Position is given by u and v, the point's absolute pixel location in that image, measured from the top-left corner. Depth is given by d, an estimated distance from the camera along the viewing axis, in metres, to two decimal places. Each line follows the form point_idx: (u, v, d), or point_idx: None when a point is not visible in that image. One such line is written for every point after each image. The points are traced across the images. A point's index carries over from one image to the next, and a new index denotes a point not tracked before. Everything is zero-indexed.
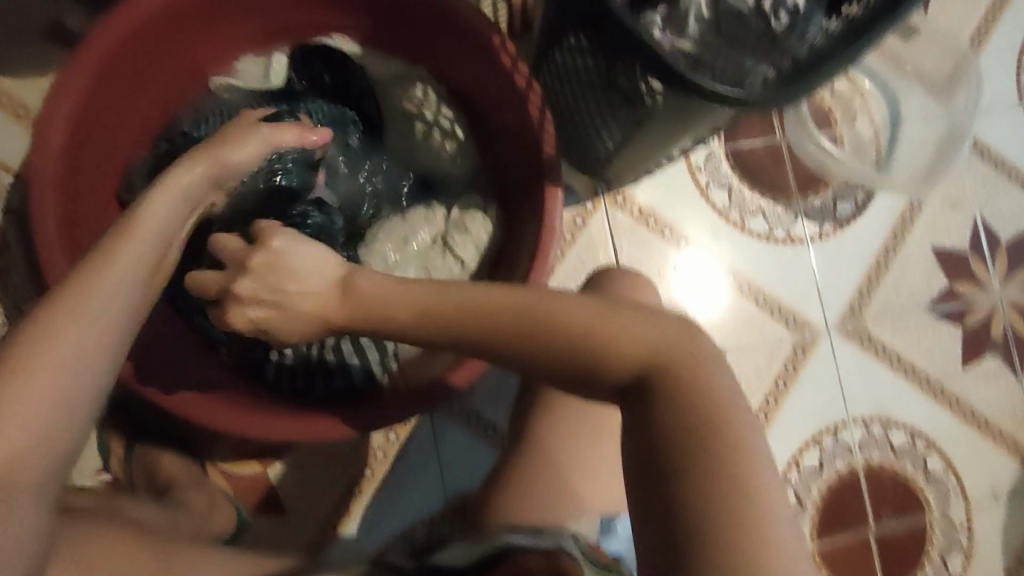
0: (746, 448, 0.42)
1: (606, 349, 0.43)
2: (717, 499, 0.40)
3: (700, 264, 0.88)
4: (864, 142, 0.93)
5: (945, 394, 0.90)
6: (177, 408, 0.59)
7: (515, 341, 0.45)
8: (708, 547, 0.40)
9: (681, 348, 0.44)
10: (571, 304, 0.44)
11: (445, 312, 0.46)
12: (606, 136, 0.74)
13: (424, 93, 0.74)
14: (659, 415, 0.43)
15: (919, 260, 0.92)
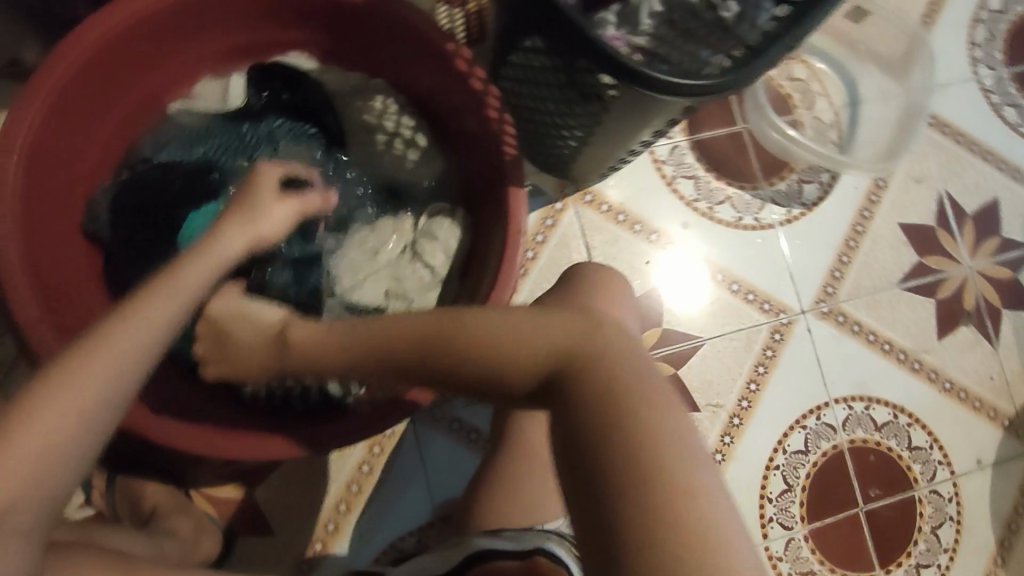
0: (657, 420, 0.43)
1: (514, 357, 0.47)
2: (633, 488, 0.40)
3: (677, 260, 0.89)
4: (824, 125, 0.94)
5: (924, 368, 0.91)
6: (150, 432, 0.58)
7: (438, 361, 0.49)
8: (629, 516, 0.39)
9: (582, 339, 0.47)
10: (480, 320, 0.48)
11: (374, 341, 0.52)
12: (569, 135, 0.74)
13: (383, 104, 0.75)
14: (571, 411, 0.44)
15: (887, 237, 0.93)
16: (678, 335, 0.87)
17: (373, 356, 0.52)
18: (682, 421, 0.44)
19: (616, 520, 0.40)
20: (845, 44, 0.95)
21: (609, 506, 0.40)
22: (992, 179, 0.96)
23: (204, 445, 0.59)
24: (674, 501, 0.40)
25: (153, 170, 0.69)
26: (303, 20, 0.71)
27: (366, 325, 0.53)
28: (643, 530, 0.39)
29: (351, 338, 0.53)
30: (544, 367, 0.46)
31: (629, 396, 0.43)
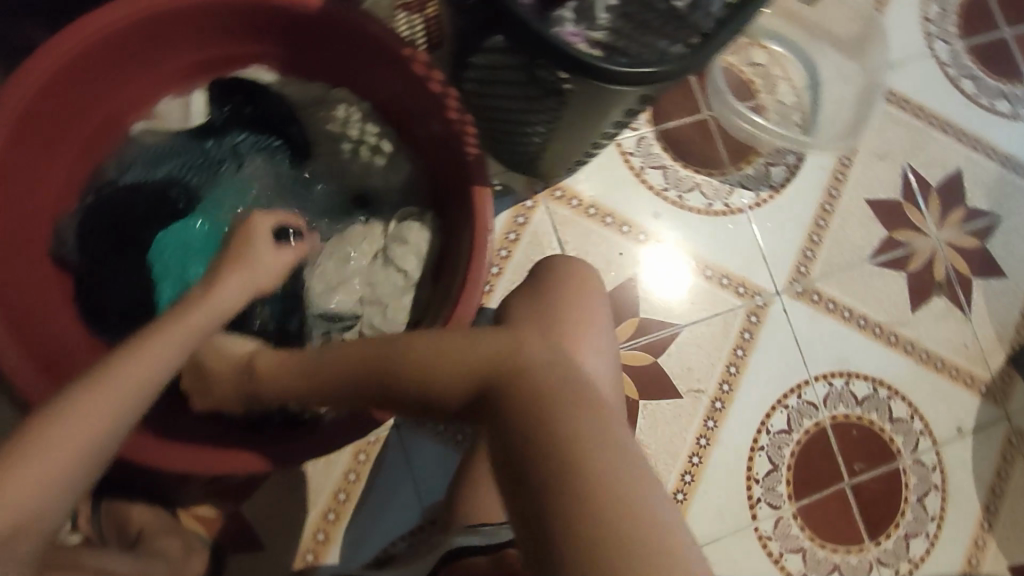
0: (586, 418, 0.44)
1: (445, 378, 0.49)
2: (561, 489, 0.41)
3: (665, 259, 0.89)
4: (787, 108, 0.96)
5: (899, 340, 0.92)
6: (136, 454, 0.58)
7: (380, 387, 0.52)
8: (566, 513, 0.40)
9: (512, 349, 0.48)
10: (410, 345, 0.51)
11: (322, 372, 0.55)
12: (534, 134, 0.75)
13: (346, 114, 0.75)
14: (500, 422, 0.45)
15: (856, 215, 0.94)
16: (657, 324, 0.88)
17: (324, 384, 0.55)
18: (610, 419, 0.45)
19: (547, 524, 0.40)
20: (802, 28, 0.96)
21: (541, 512, 0.41)
22: (954, 150, 0.97)
23: (211, 462, 0.60)
24: (600, 498, 0.40)
25: (120, 194, 0.69)
26: (260, 34, 0.71)
27: (315, 357, 0.56)
28: (573, 530, 0.39)
29: (300, 370, 0.56)
30: (472, 382, 0.48)
31: (551, 400, 0.45)
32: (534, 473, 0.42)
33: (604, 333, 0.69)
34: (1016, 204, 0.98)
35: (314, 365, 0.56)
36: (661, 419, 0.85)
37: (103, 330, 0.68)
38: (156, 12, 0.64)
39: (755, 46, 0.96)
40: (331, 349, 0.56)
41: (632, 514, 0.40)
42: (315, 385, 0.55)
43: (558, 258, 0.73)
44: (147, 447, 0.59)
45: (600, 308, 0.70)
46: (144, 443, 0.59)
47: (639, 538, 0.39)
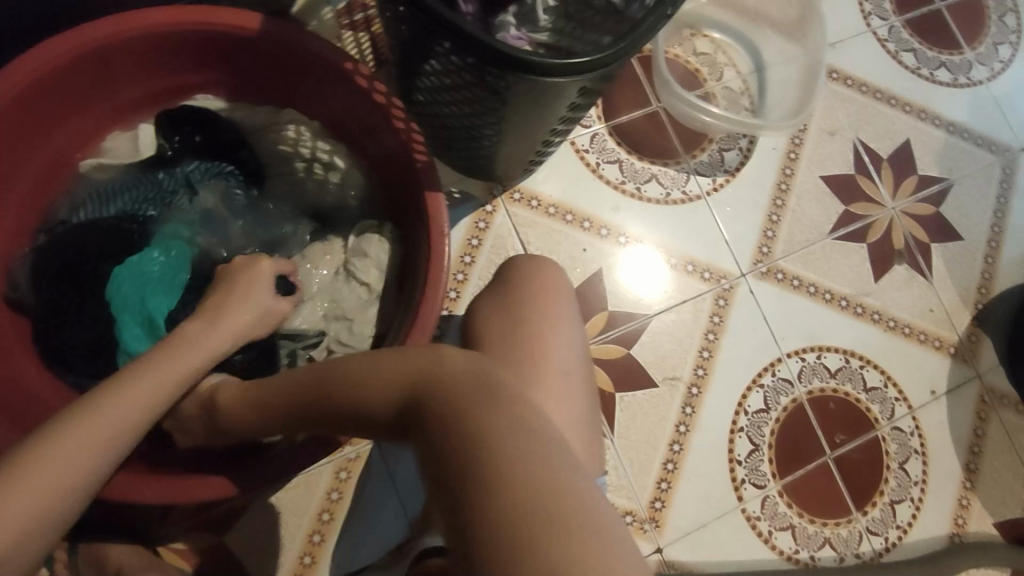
0: (506, 417, 0.43)
1: (377, 398, 0.49)
2: (479, 497, 0.40)
3: (642, 260, 0.90)
4: (735, 94, 0.97)
5: (866, 310, 0.93)
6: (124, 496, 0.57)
7: (324, 415, 0.53)
8: (484, 510, 0.39)
9: (436, 358, 0.48)
10: (345, 370, 0.51)
11: (274, 404, 0.56)
12: (487, 138, 0.75)
13: (297, 132, 0.75)
14: (425, 438, 0.45)
15: (811, 192, 0.96)
16: (627, 315, 0.88)
17: (279, 413, 0.56)
18: (533, 417, 0.44)
19: (474, 527, 0.39)
20: (743, 15, 0.98)
21: (462, 521, 0.40)
22: (900, 121, 1.00)
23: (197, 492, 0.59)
24: (516, 499, 0.39)
25: (73, 233, 0.68)
26: (204, 62, 0.71)
27: (265, 393, 0.57)
28: (493, 537, 0.38)
29: (252, 406, 0.57)
30: (400, 399, 0.47)
31: (472, 407, 0.44)
32: (454, 484, 0.42)
33: (576, 326, 0.68)
34: (965, 168, 1.00)
35: (269, 396, 0.56)
36: (640, 410, 0.86)
37: (68, 369, 0.67)
38: (92, 48, 0.63)
39: (698, 36, 0.98)
40: (282, 378, 0.56)
41: (549, 505, 0.39)
42: (272, 412, 0.56)
43: (522, 258, 0.73)
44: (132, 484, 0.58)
45: (567, 302, 0.69)
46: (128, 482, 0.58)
47: (553, 538, 0.38)
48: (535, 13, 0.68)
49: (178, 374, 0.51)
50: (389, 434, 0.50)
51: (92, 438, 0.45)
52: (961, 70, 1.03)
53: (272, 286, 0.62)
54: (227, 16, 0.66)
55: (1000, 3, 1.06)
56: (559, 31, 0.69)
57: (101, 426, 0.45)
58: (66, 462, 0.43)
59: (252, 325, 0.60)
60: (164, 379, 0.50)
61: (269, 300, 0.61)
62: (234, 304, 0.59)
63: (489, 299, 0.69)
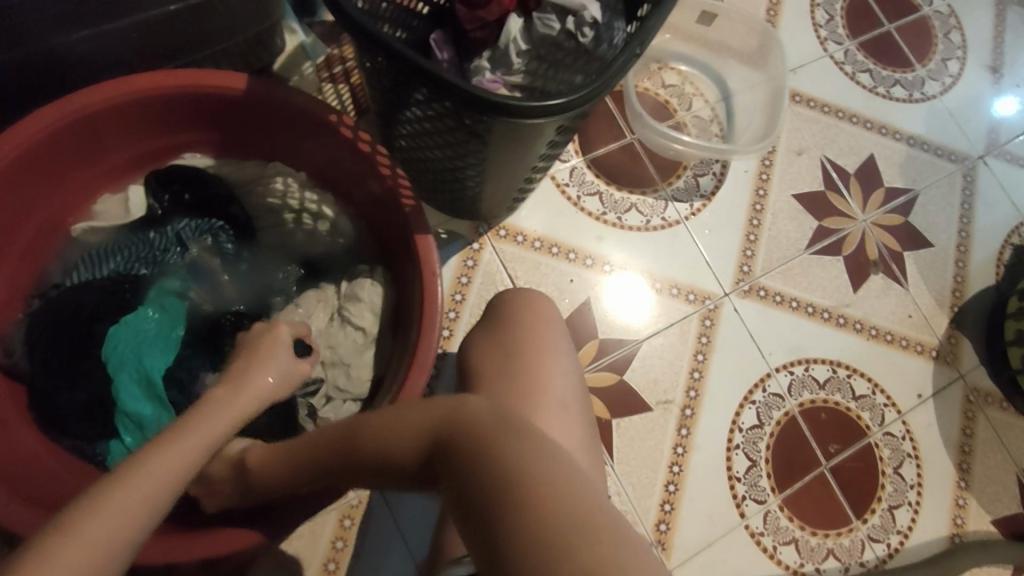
0: (524, 443, 0.45)
1: (402, 448, 0.50)
2: (506, 521, 0.41)
3: (624, 285, 0.92)
4: (705, 122, 1.01)
5: (848, 320, 0.96)
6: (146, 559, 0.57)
7: (354, 470, 0.54)
8: (513, 531, 0.40)
9: (453, 399, 0.49)
10: (368, 423, 0.52)
11: (303, 462, 0.57)
12: (470, 178, 0.78)
13: (285, 184, 0.77)
14: (448, 477, 0.46)
15: (786, 209, 0.99)
16: (618, 342, 0.90)
17: (306, 470, 0.57)
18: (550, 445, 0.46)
19: (506, 548, 0.40)
20: (707, 47, 1.03)
21: (491, 544, 0.41)
22: (863, 138, 1.04)
23: (212, 546, 0.59)
24: (542, 517, 0.40)
25: (62, 297, 0.69)
26: (192, 123, 0.73)
27: (292, 453, 0.58)
28: (521, 555, 0.39)
29: (280, 467, 0.58)
30: (422, 441, 0.49)
31: (491, 438, 0.45)
32: (480, 515, 0.43)
33: (569, 355, 0.70)
34: (929, 178, 1.04)
35: (297, 455, 0.57)
36: (637, 433, 0.87)
37: (65, 433, 0.67)
38: (80, 116, 0.65)
39: (665, 69, 1.02)
40: (307, 437, 0.57)
41: (574, 520, 0.40)
42: (301, 470, 0.57)
43: (514, 292, 0.74)
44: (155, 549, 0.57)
45: (557, 333, 0.71)
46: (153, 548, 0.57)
47: (578, 549, 0.39)
48: (508, 58, 0.70)
49: (211, 433, 0.51)
50: (421, 481, 0.51)
51: (127, 501, 0.44)
52: (915, 86, 1.08)
53: (289, 340, 0.63)
54: (214, 77, 0.68)
55: (945, 21, 1.12)
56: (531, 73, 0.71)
57: (137, 488, 0.45)
58: (105, 527, 0.42)
59: (279, 387, 0.60)
60: (196, 439, 0.49)
61: (288, 354, 0.62)
62: (254, 359, 0.59)
63: (482, 336, 0.71)
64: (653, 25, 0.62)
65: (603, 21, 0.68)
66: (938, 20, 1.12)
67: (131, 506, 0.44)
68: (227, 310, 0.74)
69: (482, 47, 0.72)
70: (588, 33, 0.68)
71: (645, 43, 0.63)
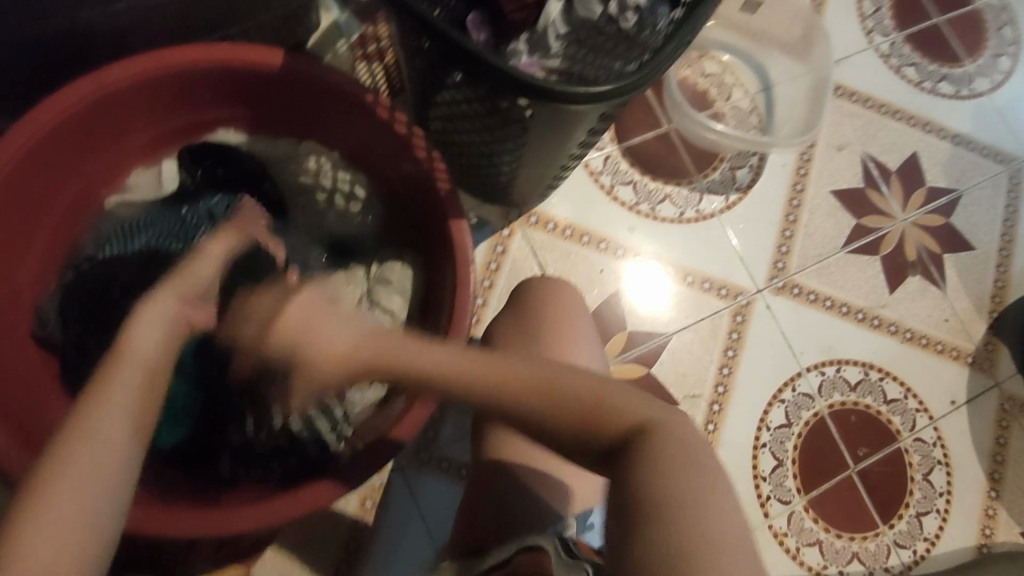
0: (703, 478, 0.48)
1: (597, 423, 0.47)
2: (669, 544, 0.45)
3: (651, 276, 0.91)
4: (743, 113, 0.99)
5: (883, 321, 0.94)
6: (168, 529, 0.56)
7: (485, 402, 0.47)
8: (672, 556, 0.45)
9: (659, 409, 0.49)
10: (576, 379, 0.48)
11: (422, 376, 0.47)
12: (501, 163, 0.76)
13: (319, 163, 0.77)
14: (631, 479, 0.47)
15: (824, 206, 0.97)
16: (646, 334, 0.89)
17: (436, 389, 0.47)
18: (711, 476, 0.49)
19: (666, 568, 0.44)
20: (750, 35, 1.00)
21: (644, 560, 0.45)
22: (906, 135, 1.01)
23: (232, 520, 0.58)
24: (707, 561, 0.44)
25: (97, 271, 0.69)
26: (226, 99, 0.72)
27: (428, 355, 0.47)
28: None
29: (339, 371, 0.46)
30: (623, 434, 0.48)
31: (686, 467, 0.48)
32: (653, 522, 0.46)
33: (597, 349, 0.69)
34: (973, 178, 1.01)
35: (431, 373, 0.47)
36: None
37: None
38: (117, 88, 0.64)
39: (705, 58, 0.99)
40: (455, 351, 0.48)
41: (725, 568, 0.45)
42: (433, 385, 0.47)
43: (538, 279, 0.73)
44: (180, 521, 0.57)
45: (584, 325, 0.69)
46: (178, 517, 0.57)
47: None
48: (547, 40, 0.67)
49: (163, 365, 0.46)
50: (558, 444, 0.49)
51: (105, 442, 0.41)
52: (963, 83, 1.04)
53: None
54: (250, 52, 0.67)
55: (998, 16, 1.08)
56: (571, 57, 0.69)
57: None
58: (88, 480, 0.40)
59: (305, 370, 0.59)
60: (137, 370, 0.44)
61: None
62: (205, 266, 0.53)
63: (507, 323, 0.70)
64: (700, 15, 0.61)
65: (647, 6, 0.66)
66: (990, 14, 1.08)
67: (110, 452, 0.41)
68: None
69: (520, 30, 0.70)
70: (631, 18, 0.66)
71: (690, 33, 0.61)
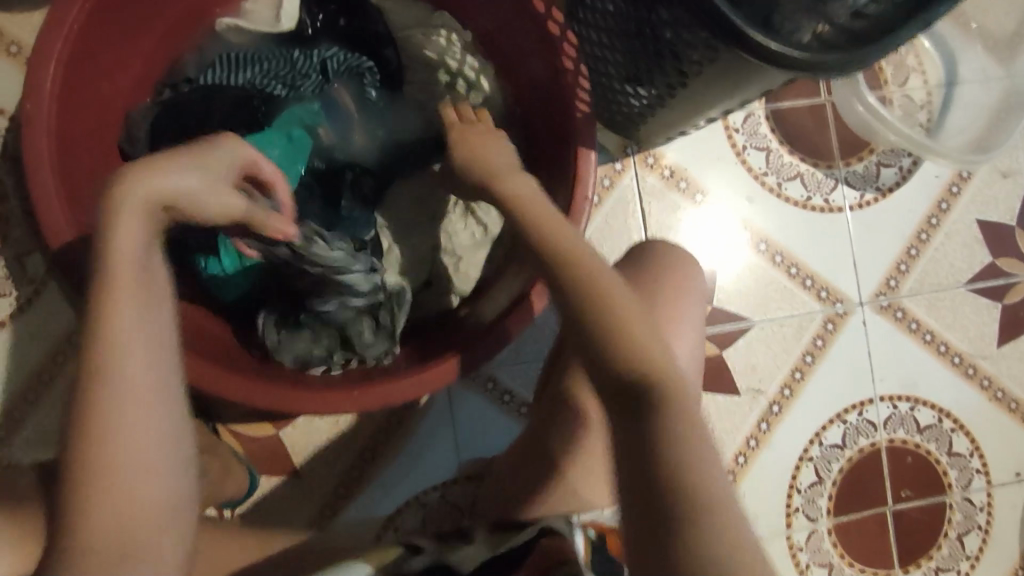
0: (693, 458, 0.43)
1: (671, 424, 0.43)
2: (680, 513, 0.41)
3: (745, 256, 0.84)
4: (914, 105, 0.87)
5: (976, 373, 0.87)
6: (221, 391, 0.55)
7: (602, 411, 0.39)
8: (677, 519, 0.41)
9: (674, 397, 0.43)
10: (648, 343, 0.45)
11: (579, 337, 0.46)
12: (633, 96, 0.67)
13: (449, 40, 0.69)
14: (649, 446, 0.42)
15: (963, 234, 0.87)
16: (729, 315, 0.83)
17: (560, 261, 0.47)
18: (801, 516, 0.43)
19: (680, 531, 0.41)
20: (955, 18, 0.87)
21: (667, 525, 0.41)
22: None
23: (282, 401, 0.56)
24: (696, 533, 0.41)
25: (192, 97, 0.64)
26: None
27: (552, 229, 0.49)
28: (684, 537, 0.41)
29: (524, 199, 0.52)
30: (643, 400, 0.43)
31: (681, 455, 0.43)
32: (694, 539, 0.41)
33: (697, 331, 0.63)
34: None
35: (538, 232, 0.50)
36: (713, 413, 0.82)
37: None
38: None
39: None
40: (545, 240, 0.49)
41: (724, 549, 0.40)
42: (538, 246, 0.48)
43: (655, 244, 0.66)
44: (234, 386, 0.55)
45: (691, 311, 0.63)
46: (232, 382, 0.55)
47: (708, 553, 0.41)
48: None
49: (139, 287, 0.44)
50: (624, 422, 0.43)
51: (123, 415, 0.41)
52: None
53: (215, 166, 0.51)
54: None
55: None
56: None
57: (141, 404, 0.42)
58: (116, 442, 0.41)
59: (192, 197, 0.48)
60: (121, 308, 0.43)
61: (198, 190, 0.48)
62: (173, 162, 0.47)
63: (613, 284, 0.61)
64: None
65: None
66: None
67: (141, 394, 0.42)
68: (352, 162, 0.68)
69: None
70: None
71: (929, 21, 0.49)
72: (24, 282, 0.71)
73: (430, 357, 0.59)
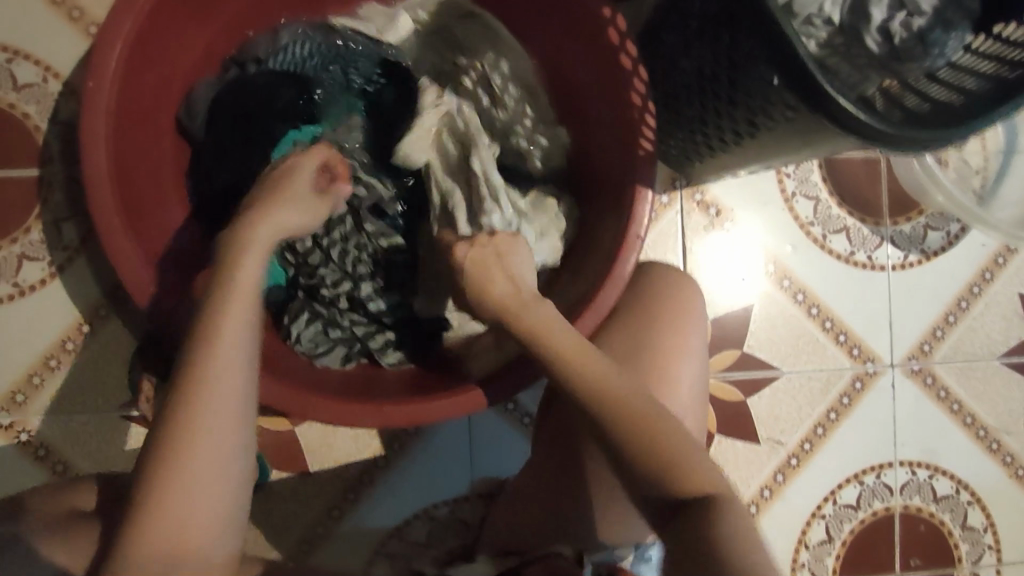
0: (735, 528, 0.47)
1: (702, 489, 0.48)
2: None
3: (778, 304, 0.82)
4: (968, 170, 0.86)
5: (999, 448, 0.86)
6: None
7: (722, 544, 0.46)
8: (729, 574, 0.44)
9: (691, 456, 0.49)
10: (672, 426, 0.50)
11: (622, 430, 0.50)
12: (694, 134, 0.65)
13: (495, 64, 0.68)
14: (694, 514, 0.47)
15: (1003, 308, 0.86)
16: (758, 362, 0.82)
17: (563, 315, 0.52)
18: None
19: None
20: None
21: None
22: None
23: (308, 406, 0.55)
24: None
25: (257, 82, 0.63)
26: None
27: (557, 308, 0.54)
28: None
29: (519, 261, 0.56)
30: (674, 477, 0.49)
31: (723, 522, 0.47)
32: None
33: (700, 359, 0.66)
34: None
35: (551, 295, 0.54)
36: (731, 460, 0.81)
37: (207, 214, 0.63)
38: None
39: None
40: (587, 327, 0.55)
41: None
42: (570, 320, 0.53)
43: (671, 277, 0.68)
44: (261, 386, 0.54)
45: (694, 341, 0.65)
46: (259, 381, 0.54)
47: None
48: (867, 28, 0.55)
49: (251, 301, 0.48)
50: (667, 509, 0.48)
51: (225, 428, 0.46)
52: None
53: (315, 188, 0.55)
54: None
55: None
56: (874, 64, 0.55)
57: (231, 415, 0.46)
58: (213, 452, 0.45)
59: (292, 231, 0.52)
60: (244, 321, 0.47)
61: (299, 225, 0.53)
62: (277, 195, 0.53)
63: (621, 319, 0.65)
64: None
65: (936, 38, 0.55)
66: None
67: (215, 416, 0.45)
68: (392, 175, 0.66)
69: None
70: (970, 81, 0.53)
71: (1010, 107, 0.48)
72: (57, 248, 0.71)
73: (463, 380, 0.58)
